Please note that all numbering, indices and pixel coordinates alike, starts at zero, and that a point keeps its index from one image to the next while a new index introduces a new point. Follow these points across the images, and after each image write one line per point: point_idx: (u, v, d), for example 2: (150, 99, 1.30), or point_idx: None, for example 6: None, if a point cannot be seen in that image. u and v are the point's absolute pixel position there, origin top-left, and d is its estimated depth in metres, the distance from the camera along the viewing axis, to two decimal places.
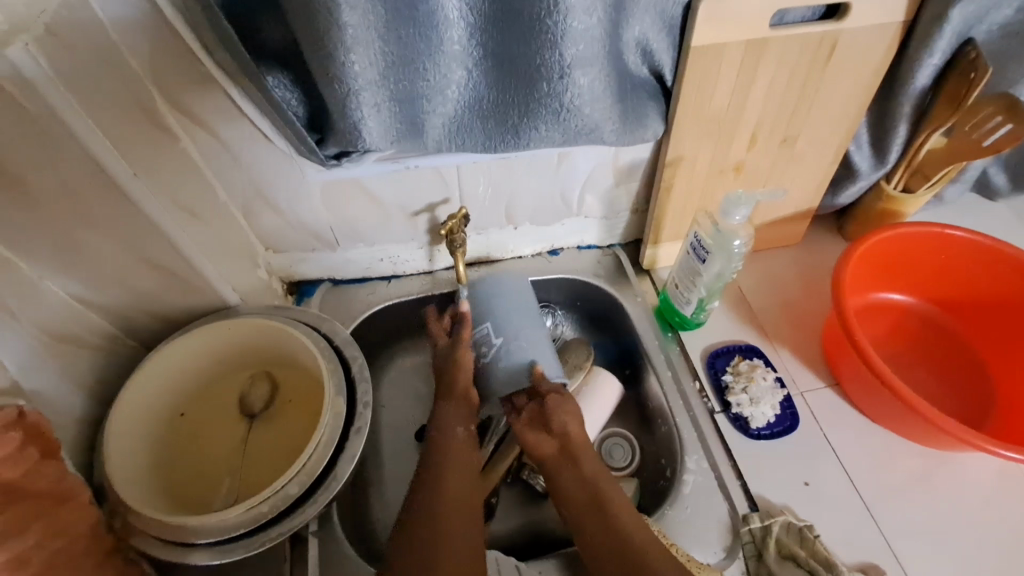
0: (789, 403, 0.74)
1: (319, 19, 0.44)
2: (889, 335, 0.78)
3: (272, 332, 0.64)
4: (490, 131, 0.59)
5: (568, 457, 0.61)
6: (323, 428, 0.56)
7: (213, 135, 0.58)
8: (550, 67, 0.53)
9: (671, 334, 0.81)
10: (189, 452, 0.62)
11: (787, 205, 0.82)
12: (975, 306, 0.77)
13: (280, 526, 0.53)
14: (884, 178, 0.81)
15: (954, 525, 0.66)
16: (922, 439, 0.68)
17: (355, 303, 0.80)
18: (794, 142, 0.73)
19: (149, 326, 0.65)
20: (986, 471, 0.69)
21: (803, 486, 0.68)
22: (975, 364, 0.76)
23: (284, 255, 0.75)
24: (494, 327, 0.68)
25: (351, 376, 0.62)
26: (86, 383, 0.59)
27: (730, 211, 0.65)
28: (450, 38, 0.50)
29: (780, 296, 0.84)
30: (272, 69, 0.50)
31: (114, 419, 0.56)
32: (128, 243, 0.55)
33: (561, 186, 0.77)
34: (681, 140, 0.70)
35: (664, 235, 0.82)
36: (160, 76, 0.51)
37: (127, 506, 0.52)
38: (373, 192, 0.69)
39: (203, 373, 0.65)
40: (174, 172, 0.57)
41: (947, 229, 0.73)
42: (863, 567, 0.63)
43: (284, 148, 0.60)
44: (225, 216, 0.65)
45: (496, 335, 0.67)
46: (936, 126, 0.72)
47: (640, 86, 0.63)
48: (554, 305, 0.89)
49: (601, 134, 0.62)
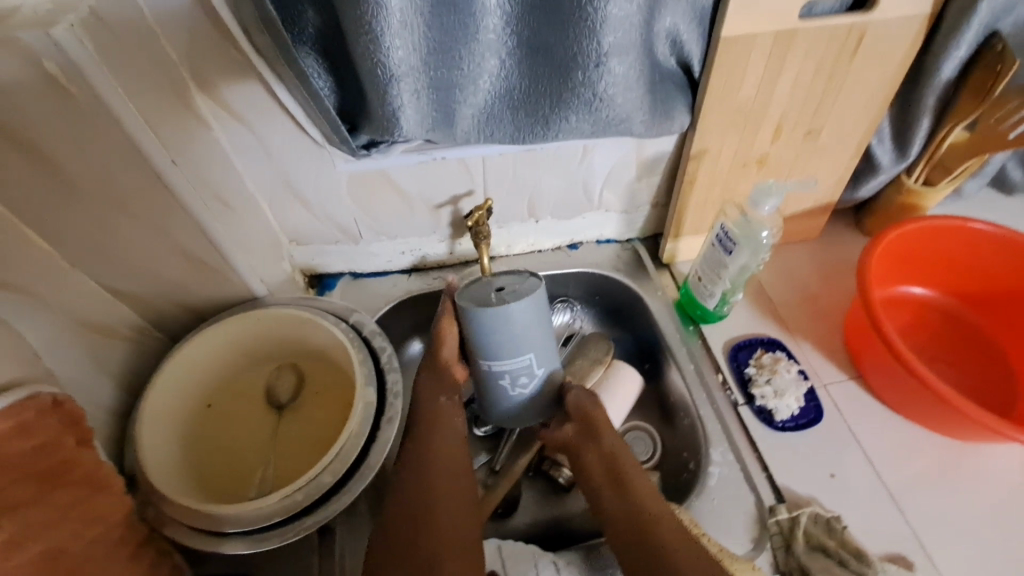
0: (812, 396, 0.74)
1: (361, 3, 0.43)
2: (910, 328, 0.79)
3: (300, 323, 0.64)
4: (522, 121, 0.59)
5: (588, 435, 0.62)
6: (356, 418, 0.56)
7: (243, 124, 0.58)
8: (587, 55, 0.53)
9: (692, 327, 0.81)
10: (217, 443, 0.62)
11: (808, 199, 0.82)
12: (995, 299, 0.78)
13: (314, 515, 0.52)
14: (905, 171, 0.81)
15: (981, 516, 0.66)
16: (947, 430, 0.68)
17: (377, 296, 0.80)
18: (818, 135, 0.74)
19: (176, 317, 0.65)
20: (1010, 463, 0.69)
21: (829, 477, 0.68)
22: (997, 357, 0.76)
23: (307, 248, 0.75)
24: (520, 362, 0.59)
25: (380, 366, 0.61)
26: (116, 373, 0.59)
27: (760, 201, 0.65)
28: (488, 26, 0.50)
29: (800, 290, 0.84)
30: (307, 56, 0.50)
31: (146, 409, 0.55)
32: (161, 231, 0.55)
33: (584, 179, 0.77)
34: (706, 133, 0.70)
35: (685, 229, 0.82)
36: (195, 63, 0.51)
37: (161, 496, 0.52)
38: (399, 183, 0.69)
39: (230, 365, 0.65)
40: (206, 160, 0.56)
41: (970, 222, 0.73)
42: (891, 557, 0.63)
43: (315, 137, 0.60)
44: (253, 206, 0.65)
45: (539, 366, 0.60)
46: (959, 119, 0.72)
47: (668, 77, 0.63)
48: (572, 300, 0.90)
49: (631, 125, 0.63)
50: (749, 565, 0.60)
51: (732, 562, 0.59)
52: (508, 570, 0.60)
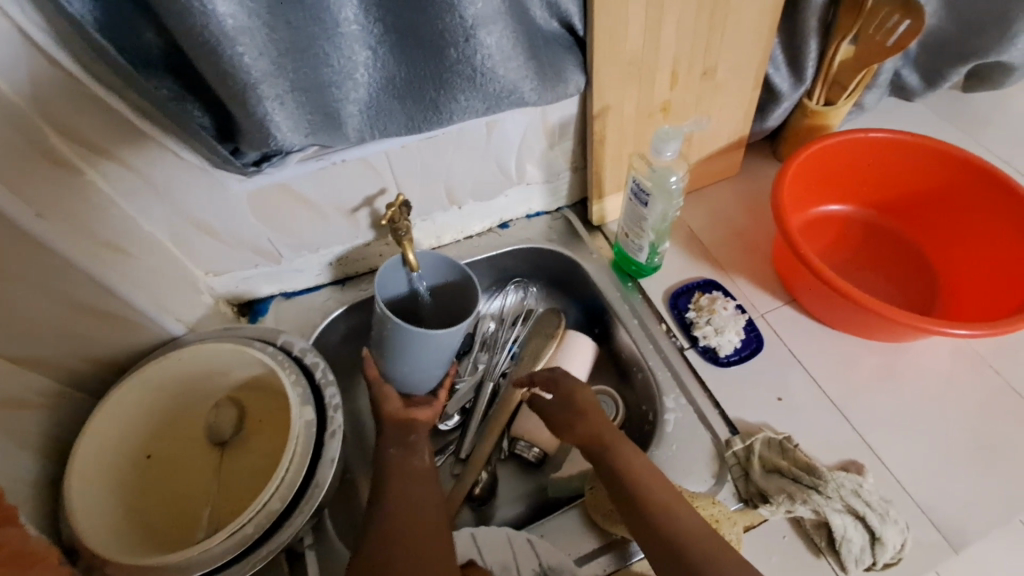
0: (751, 326, 0.76)
1: (190, 14, 0.41)
2: (834, 245, 0.81)
3: (227, 355, 0.62)
4: (411, 110, 0.58)
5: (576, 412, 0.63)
6: (296, 438, 0.55)
7: (121, 163, 0.55)
8: (454, 31, 0.52)
9: (631, 283, 0.82)
10: (164, 490, 0.60)
11: (720, 137, 0.83)
12: (908, 203, 0.80)
13: (269, 543, 0.52)
14: (806, 95, 0.83)
15: (919, 408, 0.69)
16: (879, 334, 0.71)
17: (311, 312, 0.78)
18: (714, 73, 0.74)
19: (95, 373, 0.62)
20: (941, 354, 0.73)
21: (777, 401, 0.70)
22: (918, 257, 0.79)
23: (226, 278, 0.72)
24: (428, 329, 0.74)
25: (316, 383, 0.60)
26: (37, 444, 0.56)
27: (661, 148, 0.66)
28: (346, 17, 0.48)
29: (728, 226, 0.86)
30: (162, 79, 0.48)
31: (74, 473, 0.53)
32: (50, 288, 0.52)
33: (497, 156, 0.76)
34: (605, 90, 0.69)
35: (607, 188, 0.83)
36: (47, 109, 0.48)
37: (102, 559, 0.50)
38: (304, 194, 0.66)
39: (163, 413, 0.62)
40: (83, 207, 0.53)
41: (870, 132, 0.75)
42: (843, 464, 0.66)
43: (196, 162, 0.57)
44: (154, 246, 0.62)
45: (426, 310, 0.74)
46: (842, 35, 0.74)
47: (553, 40, 0.63)
48: (525, 280, 0.90)
49: (521, 95, 0.62)
50: (713, 500, 0.62)
51: (693, 499, 0.61)
52: (483, 555, 0.60)
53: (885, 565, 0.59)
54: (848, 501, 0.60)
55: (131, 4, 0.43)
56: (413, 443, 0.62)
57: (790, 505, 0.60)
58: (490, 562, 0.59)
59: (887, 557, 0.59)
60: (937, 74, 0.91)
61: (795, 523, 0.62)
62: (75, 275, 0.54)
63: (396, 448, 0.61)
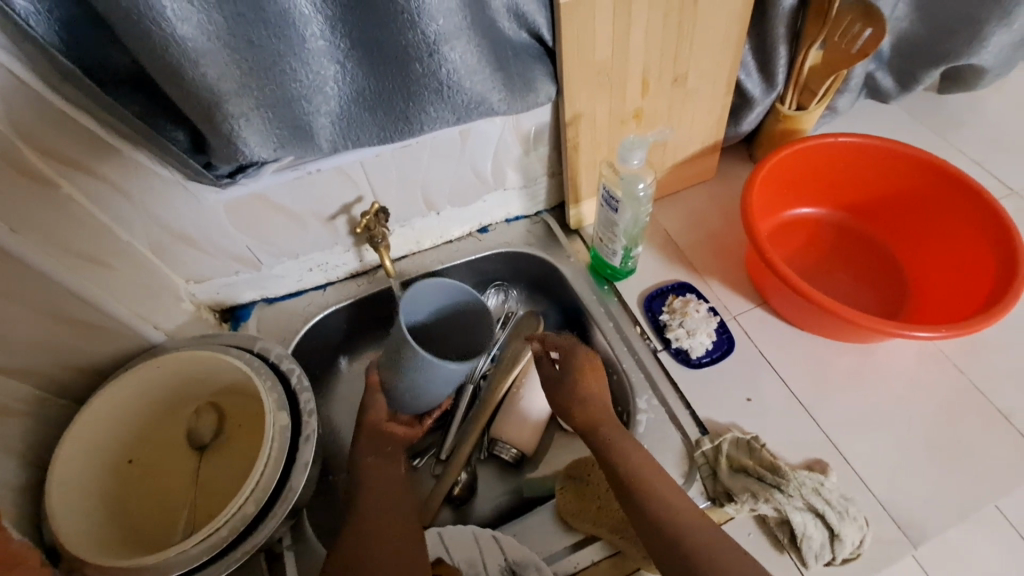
0: (723, 328, 0.78)
1: (154, 37, 0.43)
2: (805, 247, 0.83)
3: (205, 362, 0.63)
4: (381, 122, 0.60)
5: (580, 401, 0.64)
6: (270, 443, 0.57)
7: (98, 177, 0.56)
8: (418, 46, 0.54)
9: (607, 287, 0.84)
10: (144, 494, 0.62)
11: (694, 142, 0.85)
12: (877, 206, 0.82)
13: (244, 545, 0.54)
14: (778, 100, 0.84)
15: (884, 408, 0.71)
16: (845, 335, 0.73)
17: (292, 317, 0.79)
18: (685, 80, 0.75)
19: (76, 381, 0.63)
20: (908, 355, 0.74)
21: (746, 402, 0.72)
22: (888, 260, 0.81)
23: (207, 285, 0.73)
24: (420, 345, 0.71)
25: (292, 388, 0.62)
26: (20, 451, 0.57)
27: (627, 156, 0.67)
28: (311, 35, 0.50)
29: (704, 229, 0.87)
30: (133, 97, 0.49)
31: (54, 479, 0.55)
32: (28, 300, 0.54)
33: (472, 164, 0.77)
34: (576, 98, 0.70)
35: (583, 193, 0.84)
36: (20, 125, 0.49)
37: (82, 561, 0.51)
38: (281, 203, 0.68)
39: (143, 419, 0.64)
40: (60, 221, 0.55)
41: (839, 137, 0.76)
42: (809, 463, 0.68)
43: (171, 175, 0.59)
44: (133, 256, 0.63)
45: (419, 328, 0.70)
46: (810, 42, 0.75)
47: (522, 51, 0.64)
48: (506, 283, 0.92)
49: (489, 105, 0.64)
50: None
51: None
52: (451, 554, 0.62)
53: (844, 560, 0.61)
54: (808, 499, 0.61)
55: (97, 27, 0.44)
56: (388, 446, 0.64)
57: (753, 504, 0.62)
58: (458, 560, 0.61)
59: (845, 553, 0.60)
60: (911, 77, 0.91)
61: (760, 519, 0.64)
62: (53, 287, 0.55)
63: (376, 457, 0.62)
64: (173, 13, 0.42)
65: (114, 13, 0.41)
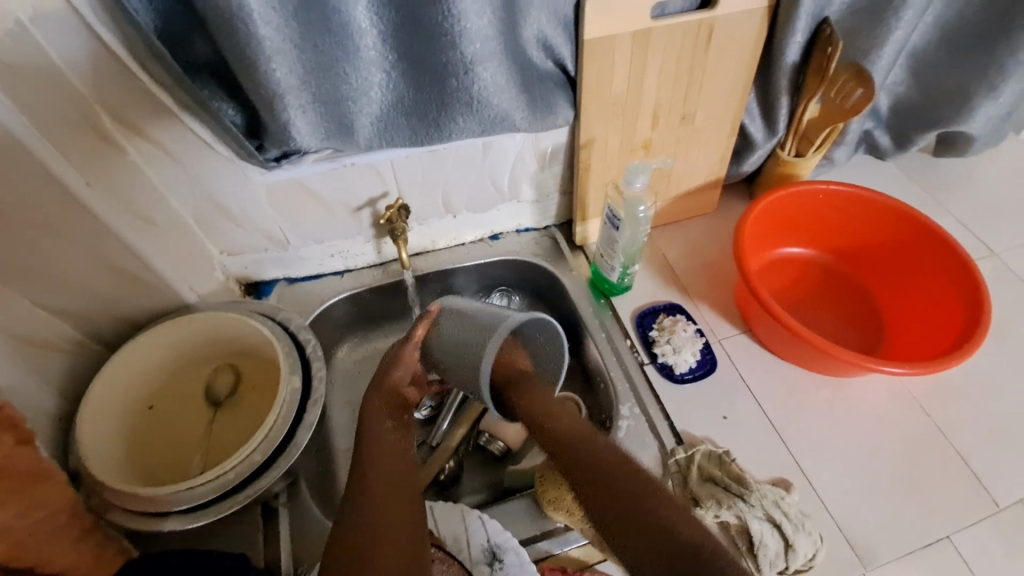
0: (707, 349, 0.83)
1: (237, 33, 0.51)
2: (792, 284, 0.88)
3: (229, 324, 0.70)
4: (415, 127, 0.67)
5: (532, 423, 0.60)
6: (282, 401, 0.63)
7: (159, 148, 0.64)
8: (456, 65, 0.61)
9: (604, 301, 0.89)
10: (160, 439, 0.68)
11: (698, 175, 0.91)
12: (862, 252, 0.88)
13: (246, 490, 0.60)
14: (779, 146, 0.90)
15: (852, 438, 0.76)
16: (821, 368, 0.78)
17: (312, 296, 0.86)
18: (692, 118, 0.82)
19: (113, 329, 0.70)
20: (877, 393, 0.79)
21: (721, 419, 0.77)
22: (869, 302, 0.86)
23: (237, 258, 0.80)
24: None
25: (306, 356, 0.68)
26: (58, 383, 0.64)
27: (632, 180, 0.74)
28: (365, 45, 0.58)
29: (700, 258, 0.93)
30: (204, 82, 0.57)
31: (87, 410, 0.61)
32: (85, 248, 0.62)
33: (491, 174, 0.84)
34: (591, 123, 0.77)
35: (590, 212, 0.90)
36: (101, 93, 0.57)
37: (102, 485, 0.58)
38: (315, 190, 0.75)
39: (170, 371, 0.71)
40: (123, 180, 0.63)
41: (828, 185, 0.83)
42: (774, 481, 0.72)
43: (224, 153, 0.66)
44: (179, 223, 0.70)
45: None
46: (809, 96, 0.82)
47: (546, 77, 0.71)
48: (511, 289, 0.98)
49: (513, 121, 0.71)
50: None
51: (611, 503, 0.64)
52: (439, 528, 0.65)
53: (797, 570, 0.66)
54: (768, 510, 0.67)
55: (188, 19, 0.52)
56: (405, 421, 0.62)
57: (717, 510, 0.67)
58: (444, 534, 0.64)
59: (798, 563, 0.65)
60: (906, 138, 0.98)
61: (722, 528, 0.68)
62: (109, 237, 0.63)
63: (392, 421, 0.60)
64: (258, 16, 0.50)
65: (210, 12, 0.49)
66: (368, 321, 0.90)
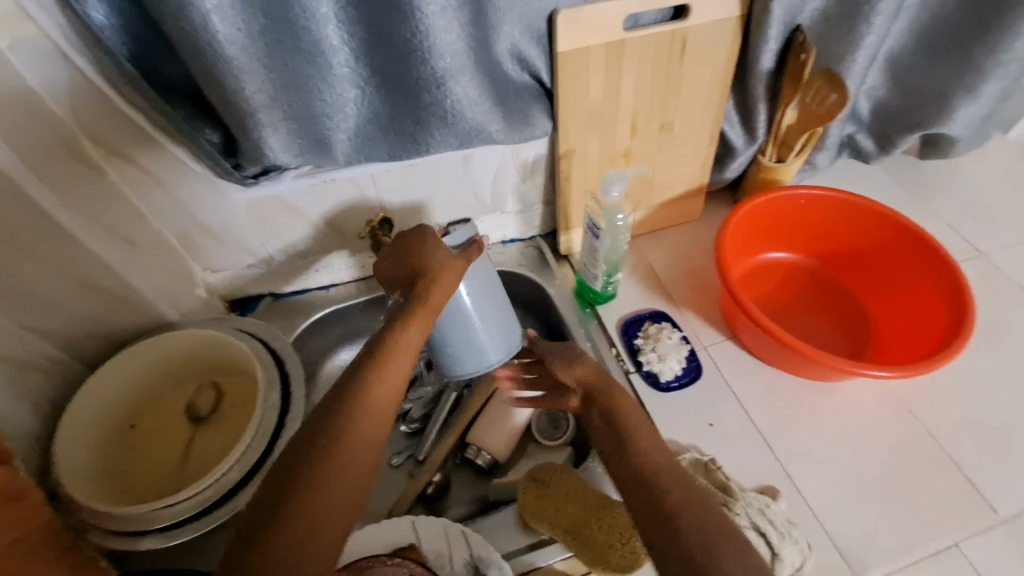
0: (693, 356, 0.82)
1: (206, 54, 0.52)
2: (777, 289, 0.88)
3: (208, 340, 0.70)
4: (392, 141, 0.68)
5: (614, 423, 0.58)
6: (259, 416, 0.63)
7: (141, 170, 0.64)
8: (428, 79, 0.62)
9: (589, 310, 0.89)
10: (140, 456, 0.68)
11: (680, 183, 0.92)
12: (846, 255, 0.87)
13: (223, 508, 0.59)
14: (760, 153, 0.91)
15: (840, 442, 0.75)
16: (808, 373, 0.77)
17: (297, 312, 0.86)
18: (671, 127, 0.82)
19: (95, 349, 0.71)
20: (866, 396, 0.78)
21: (707, 427, 0.76)
22: (856, 306, 0.85)
23: (221, 275, 0.81)
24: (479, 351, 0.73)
25: (285, 371, 0.68)
26: (38, 403, 0.65)
27: (609, 188, 0.75)
28: (338, 62, 0.59)
29: (686, 266, 0.93)
30: (178, 103, 0.58)
31: (65, 430, 0.62)
32: (64, 268, 0.62)
33: (473, 186, 0.84)
34: (570, 134, 0.78)
35: (573, 222, 0.90)
36: (81, 119, 0.58)
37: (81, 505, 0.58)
38: (296, 206, 0.75)
39: (151, 389, 0.71)
40: (103, 203, 0.63)
41: (808, 189, 0.83)
42: (762, 488, 0.72)
43: (203, 172, 0.67)
44: (160, 241, 0.71)
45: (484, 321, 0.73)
46: (787, 103, 0.82)
47: (523, 90, 0.72)
48: None
49: (489, 134, 0.71)
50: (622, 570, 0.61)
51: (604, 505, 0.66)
52: (421, 541, 0.64)
53: None
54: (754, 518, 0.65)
55: (161, 42, 0.54)
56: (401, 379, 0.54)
57: None
58: (426, 550, 0.64)
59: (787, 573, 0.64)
60: (889, 140, 0.98)
61: None
62: (88, 257, 0.64)
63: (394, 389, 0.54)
64: (225, 37, 0.52)
65: (179, 36, 0.50)
66: (353, 336, 0.90)
